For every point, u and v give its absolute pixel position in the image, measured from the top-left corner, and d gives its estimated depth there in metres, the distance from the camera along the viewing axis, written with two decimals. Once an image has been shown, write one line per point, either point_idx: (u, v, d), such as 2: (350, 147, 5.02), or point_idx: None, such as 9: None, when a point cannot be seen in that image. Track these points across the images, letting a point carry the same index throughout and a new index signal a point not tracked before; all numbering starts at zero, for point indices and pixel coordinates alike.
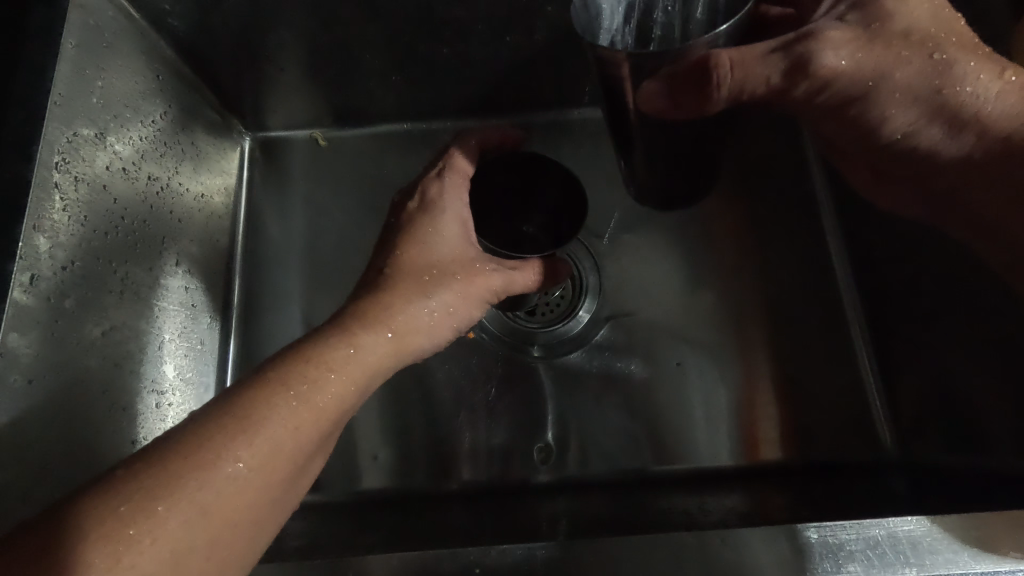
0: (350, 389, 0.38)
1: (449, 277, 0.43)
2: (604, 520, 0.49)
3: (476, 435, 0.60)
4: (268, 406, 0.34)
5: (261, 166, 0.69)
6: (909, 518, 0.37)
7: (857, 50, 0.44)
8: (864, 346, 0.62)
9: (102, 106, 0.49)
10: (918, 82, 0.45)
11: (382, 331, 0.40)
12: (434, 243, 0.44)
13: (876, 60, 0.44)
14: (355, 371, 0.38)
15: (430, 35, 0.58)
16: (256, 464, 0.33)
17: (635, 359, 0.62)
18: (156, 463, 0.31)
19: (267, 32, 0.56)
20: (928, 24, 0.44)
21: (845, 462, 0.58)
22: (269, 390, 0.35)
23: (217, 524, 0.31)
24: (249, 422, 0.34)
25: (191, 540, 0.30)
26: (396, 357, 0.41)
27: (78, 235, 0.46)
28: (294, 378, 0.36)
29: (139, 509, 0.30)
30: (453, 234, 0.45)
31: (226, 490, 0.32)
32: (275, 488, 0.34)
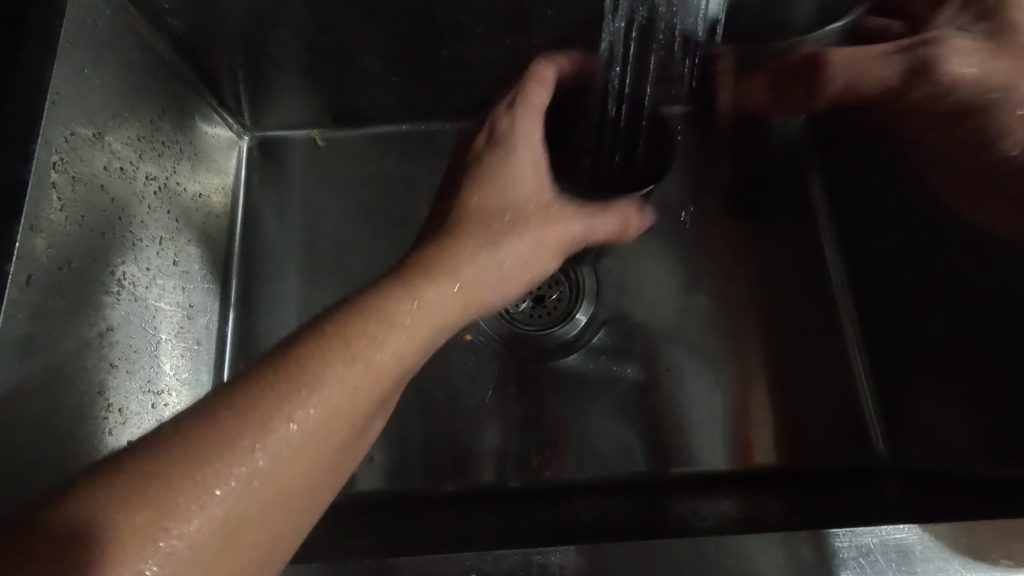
0: (412, 347, 0.38)
1: (522, 223, 0.46)
2: (600, 522, 0.49)
3: (475, 436, 0.60)
4: (327, 363, 0.34)
5: (259, 165, 0.68)
6: (901, 525, 0.37)
7: (983, 61, 0.46)
8: (858, 353, 0.62)
9: (100, 106, 0.49)
10: (999, 74, 0.46)
11: (451, 282, 0.41)
12: (508, 183, 0.47)
13: (1004, 71, 0.46)
14: (422, 323, 0.39)
15: (430, 38, 0.58)
16: (314, 425, 0.32)
17: (632, 362, 0.62)
18: (210, 416, 0.30)
19: (268, 32, 0.56)
20: None
21: (839, 468, 0.58)
22: (333, 341, 0.35)
23: (283, 476, 0.31)
24: (320, 365, 0.33)
25: (263, 491, 0.30)
26: (461, 309, 0.42)
27: (75, 235, 0.46)
28: (367, 321, 0.36)
29: (217, 450, 0.29)
30: (528, 173, 0.48)
31: (283, 452, 0.31)
32: (331, 450, 0.33)
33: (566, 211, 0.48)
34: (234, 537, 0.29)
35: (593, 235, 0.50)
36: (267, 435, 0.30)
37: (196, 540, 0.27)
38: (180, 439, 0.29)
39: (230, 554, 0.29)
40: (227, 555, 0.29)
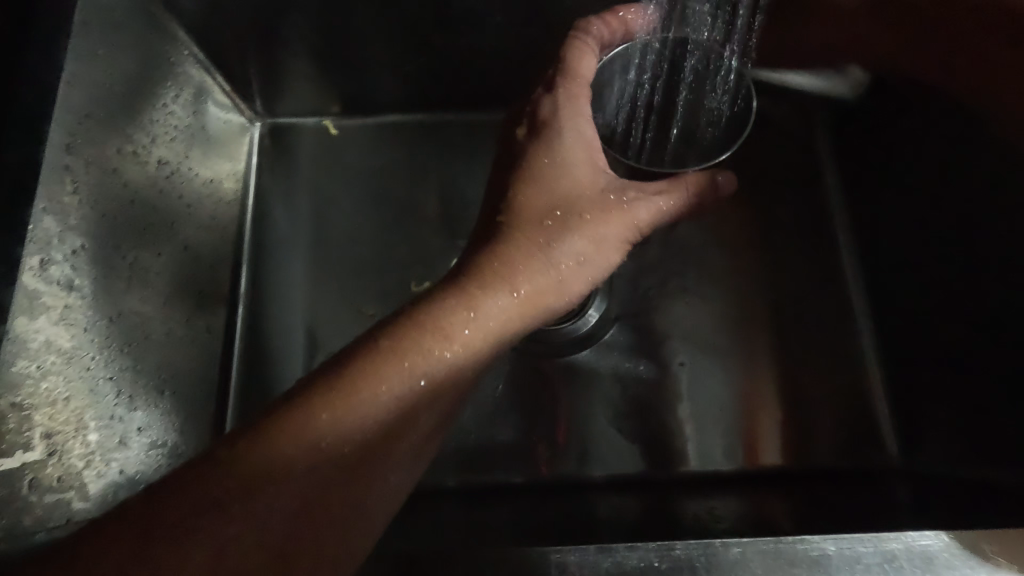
0: (470, 358, 0.39)
1: (575, 219, 0.42)
2: (614, 521, 0.48)
3: (484, 431, 0.59)
4: (384, 380, 0.36)
5: (270, 152, 0.67)
6: (926, 532, 0.36)
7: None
8: (873, 355, 0.61)
9: (113, 88, 0.48)
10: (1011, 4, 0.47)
11: (507, 291, 0.40)
12: (557, 179, 0.43)
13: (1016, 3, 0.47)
14: (478, 337, 0.39)
15: (447, 25, 0.57)
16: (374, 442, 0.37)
17: (644, 359, 0.61)
18: (279, 430, 0.35)
19: (283, 15, 0.56)
20: None
21: (851, 472, 0.58)
22: (383, 365, 0.37)
23: (341, 486, 0.36)
24: (367, 392, 0.36)
25: (325, 497, 0.36)
26: (518, 316, 0.41)
27: (88, 218, 0.46)
28: (415, 346, 0.37)
29: (274, 468, 0.35)
30: (583, 164, 0.43)
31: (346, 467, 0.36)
32: (395, 460, 0.38)
33: (625, 198, 0.44)
34: (313, 537, 0.36)
35: (661, 220, 0.46)
36: (317, 456, 0.35)
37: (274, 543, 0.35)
38: (240, 460, 0.34)
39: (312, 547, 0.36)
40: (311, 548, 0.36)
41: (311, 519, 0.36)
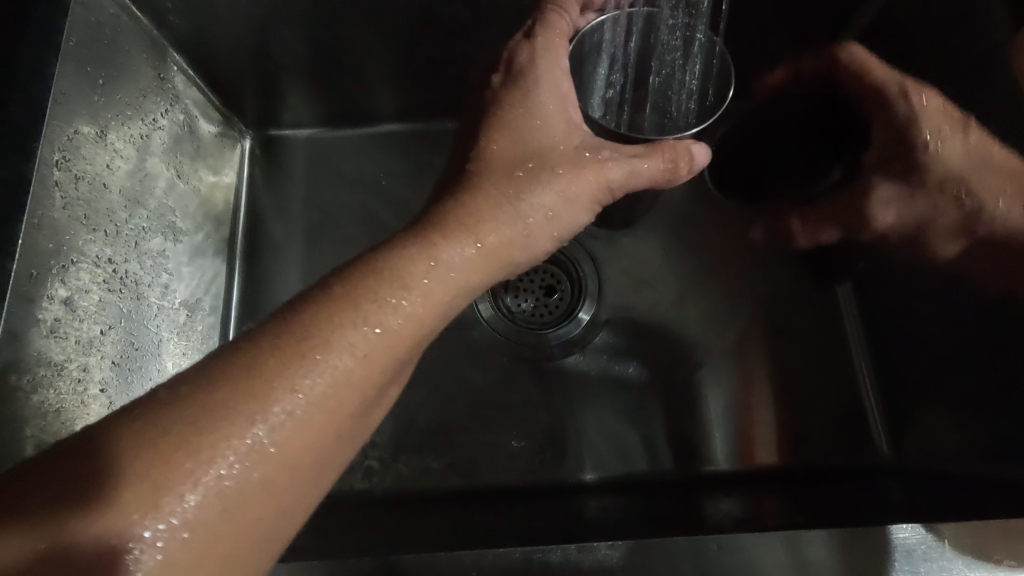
0: (429, 311, 0.36)
1: (548, 170, 0.41)
2: (605, 520, 0.48)
3: (476, 434, 0.60)
4: (334, 327, 0.33)
5: (262, 163, 0.68)
6: (904, 525, 0.37)
7: (901, 206, 0.55)
8: (862, 354, 0.62)
9: (104, 104, 0.49)
10: (916, 213, 0.54)
11: (470, 242, 0.38)
12: (532, 128, 0.42)
13: (918, 210, 0.54)
14: (437, 288, 0.37)
15: (432, 35, 0.58)
16: (314, 397, 0.31)
17: (634, 362, 0.62)
18: (202, 382, 0.30)
19: (272, 29, 0.57)
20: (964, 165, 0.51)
21: (840, 469, 0.58)
22: (337, 308, 0.33)
23: (286, 450, 0.30)
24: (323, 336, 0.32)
25: (259, 467, 0.30)
26: (481, 269, 0.39)
27: (78, 234, 0.46)
28: (372, 290, 0.35)
29: (215, 417, 0.29)
30: (554, 113, 0.43)
31: (281, 424, 0.30)
32: (342, 421, 0.33)
33: (602, 153, 0.42)
34: (231, 517, 0.29)
35: (637, 182, 0.43)
36: (265, 413, 0.30)
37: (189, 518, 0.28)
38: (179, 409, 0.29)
39: (230, 529, 0.29)
40: (228, 529, 0.29)
41: (235, 499, 0.29)
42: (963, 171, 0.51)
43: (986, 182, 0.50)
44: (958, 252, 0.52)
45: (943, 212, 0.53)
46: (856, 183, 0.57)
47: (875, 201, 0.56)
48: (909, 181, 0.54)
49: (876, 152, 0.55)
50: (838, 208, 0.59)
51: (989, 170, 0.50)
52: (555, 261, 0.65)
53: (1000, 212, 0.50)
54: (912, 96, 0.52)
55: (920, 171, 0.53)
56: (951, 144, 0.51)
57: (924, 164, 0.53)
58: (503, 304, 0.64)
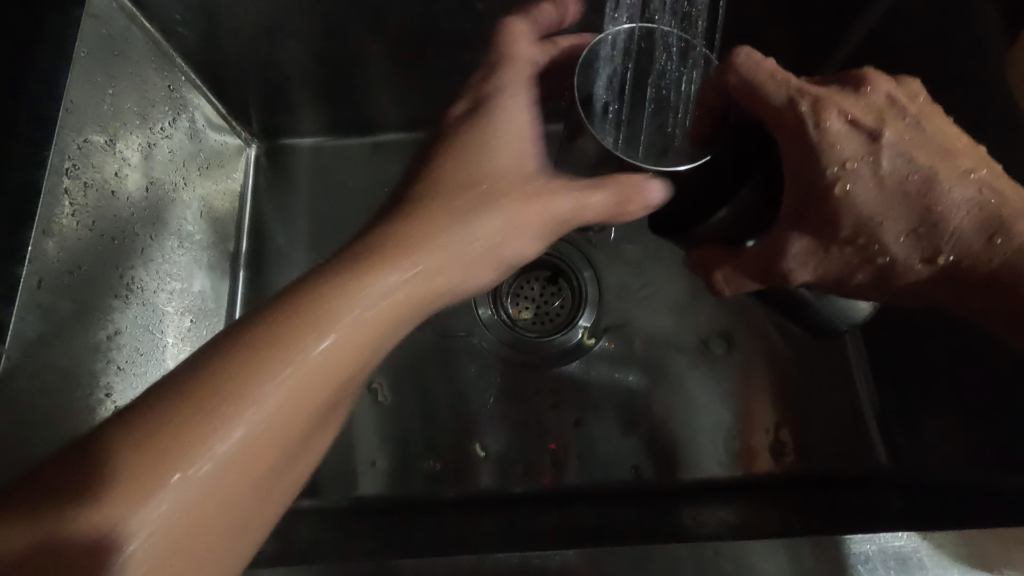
0: (362, 344, 0.32)
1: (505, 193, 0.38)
2: (602, 526, 0.49)
3: (476, 441, 0.60)
4: (247, 380, 0.29)
5: (267, 170, 0.69)
6: (899, 533, 0.37)
7: (819, 263, 0.39)
8: (860, 363, 0.62)
9: (113, 114, 0.50)
10: (834, 265, 0.40)
11: (409, 264, 0.34)
12: (494, 149, 0.40)
13: (836, 266, 0.40)
14: (371, 321, 0.32)
15: (432, 46, 0.59)
16: (238, 452, 0.28)
17: (633, 370, 0.62)
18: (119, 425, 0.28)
19: (277, 40, 0.58)
20: (878, 212, 0.37)
21: (841, 477, 0.58)
22: (250, 357, 0.29)
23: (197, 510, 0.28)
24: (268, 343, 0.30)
25: (213, 478, 0.28)
26: (426, 297, 0.34)
27: (86, 240, 0.47)
28: (331, 294, 0.31)
29: (171, 434, 0.27)
30: (512, 143, 0.41)
31: (188, 493, 0.27)
32: (269, 464, 0.30)
33: (553, 184, 0.40)
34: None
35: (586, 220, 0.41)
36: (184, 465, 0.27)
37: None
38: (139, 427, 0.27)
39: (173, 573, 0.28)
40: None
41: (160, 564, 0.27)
42: (874, 219, 0.38)
43: (891, 231, 0.38)
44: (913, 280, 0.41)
45: (859, 269, 0.40)
46: (765, 241, 0.39)
47: (788, 258, 0.39)
48: (823, 231, 0.38)
49: (789, 198, 0.38)
50: (752, 258, 0.40)
51: (893, 207, 0.38)
52: (558, 270, 0.65)
53: (912, 263, 0.40)
54: (812, 116, 0.36)
55: (832, 222, 0.37)
56: (862, 186, 0.37)
57: (838, 213, 0.37)
58: (503, 311, 0.64)
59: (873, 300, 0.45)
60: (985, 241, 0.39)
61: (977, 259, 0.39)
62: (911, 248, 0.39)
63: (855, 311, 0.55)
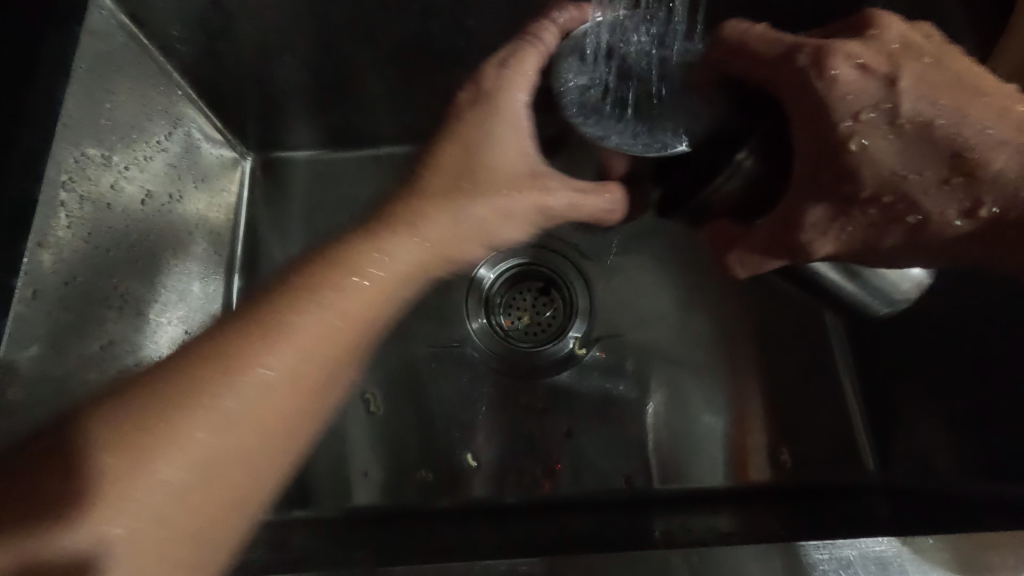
0: (184, 471, 0.40)
1: (279, 325, 0.45)
2: (591, 535, 0.48)
3: (468, 452, 0.60)
4: (190, 430, 0.41)
5: (263, 184, 0.69)
6: (880, 538, 0.37)
7: (842, 229, 0.40)
8: (849, 373, 0.63)
9: (109, 127, 0.51)
10: (858, 233, 0.41)
11: (253, 371, 0.43)
12: (282, 333, 0.45)
13: (863, 234, 0.41)
14: (190, 458, 0.40)
15: (425, 60, 0.60)
16: (175, 474, 0.40)
17: (624, 380, 0.63)
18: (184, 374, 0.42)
19: (273, 55, 0.58)
20: (897, 168, 0.38)
21: (830, 486, 0.59)
22: (171, 415, 0.41)
23: (190, 483, 0.41)
24: (458, 182, 0.51)
25: (370, 296, 0.49)
26: (242, 433, 0.43)
27: (82, 251, 0.48)
28: (433, 212, 0.50)
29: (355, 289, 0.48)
30: (400, 255, 0.50)
31: (207, 449, 0.41)
32: (220, 504, 0.42)
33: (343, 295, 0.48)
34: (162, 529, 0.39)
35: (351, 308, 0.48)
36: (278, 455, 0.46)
37: (181, 480, 0.40)
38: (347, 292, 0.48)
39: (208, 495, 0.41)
40: (190, 509, 0.40)
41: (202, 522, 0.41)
42: (897, 174, 0.38)
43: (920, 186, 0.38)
44: (956, 234, 0.40)
45: (888, 228, 0.40)
46: (778, 213, 0.41)
47: (807, 228, 0.40)
48: (842, 192, 0.38)
49: (801, 162, 0.39)
50: (771, 230, 0.42)
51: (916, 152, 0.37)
52: (548, 280, 0.67)
53: (948, 217, 0.39)
54: (815, 68, 0.37)
55: (850, 179, 0.38)
56: (877, 144, 0.37)
57: (856, 168, 0.38)
58: (495, 321, 0.65)
59: (911, 260, 0.44)
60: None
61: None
62: (944, 202, 0.38)
63: (898, 291, 0.53)
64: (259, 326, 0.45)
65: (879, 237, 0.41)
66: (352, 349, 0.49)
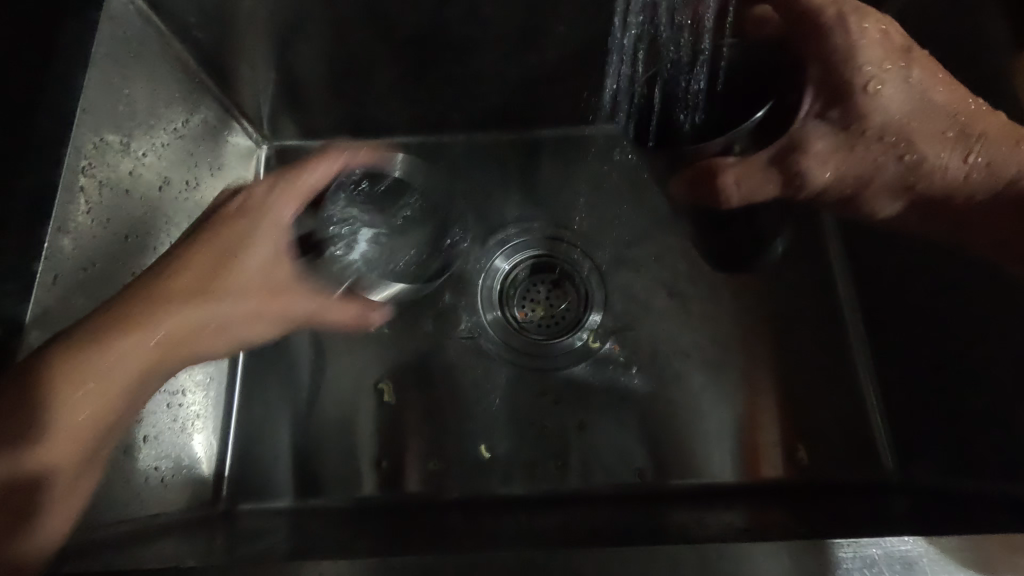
0: (60, 447, 0.39)
1: (171, 296, 0.43)
2: (604, 527, 0.48)
3: (480, 443, 0.60)
4: (57, 396, 0.39)
5: (277, 172, 0.69)
6: (906, 538, 0.37)
7: (841, 162, 0.49)
8: (866, 370, 0.62)
9: (127, 114, 0.51)
10: (853, 169, 0.49)
11: (140, 341, 0.42)
12: (177, 313, 0.43)
13: (859, 167, 0.49)
14: (67, 431, 0.39)
15: (442, 48, 0.59)
16: (52, 443, 0.39)
17: (638, 373, 0.62)
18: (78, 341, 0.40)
19: (290, 43, 0.58)
20: (902, 114, 0.47)
21: (845, 483, 0.58)
22: (53, 386, 0.39)
23: (55, 456, 0.39)
24: (216, 264, 0.45)
25: (256, 265, 0.47)
26: (109, 406, 0.41)
27: (101, 238, 0.48)
28: (232, 239, 0.46)
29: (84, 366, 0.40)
30: (268, 249, 0.48)
31: (78, 417, 0.40)
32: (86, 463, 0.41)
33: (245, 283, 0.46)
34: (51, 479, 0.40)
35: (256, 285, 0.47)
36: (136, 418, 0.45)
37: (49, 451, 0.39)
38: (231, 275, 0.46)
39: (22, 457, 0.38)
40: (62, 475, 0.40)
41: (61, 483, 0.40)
42: (904, 119, 0.47)
43: (923, 135, 0.48)
44: (954, 177, 0.49)
45: (887, 166, 0.49)
46: (787, 137, 0.49)
47: (812, 155, 0.49)
48: (853, 124, 0.48)
49: (818, 91, 0.48)
50: (770, 154, 0.50)
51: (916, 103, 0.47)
52: (563, 272, 0.66)
53: (950, 162, 0.48)
54: (841, 27, 0.48)
55: (865, 115, 0.47)
56: (891, 90, 0.47)
57: (873, 106, 0.47)
58: (509, 312, 0.65)
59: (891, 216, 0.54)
60: (1012, 145, 0.47)
61: (1007, 163, 0.47)
62: (944, 149, 0.48)
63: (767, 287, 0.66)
64: (140, 306, 0.43)
65: (859, 183, 0.50)
66: (111, 427, 0.43)
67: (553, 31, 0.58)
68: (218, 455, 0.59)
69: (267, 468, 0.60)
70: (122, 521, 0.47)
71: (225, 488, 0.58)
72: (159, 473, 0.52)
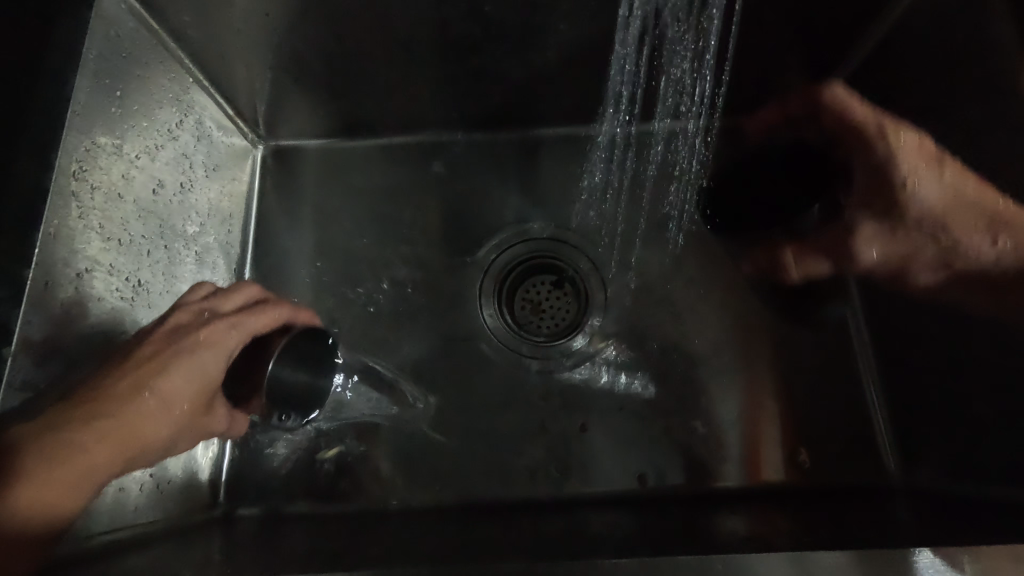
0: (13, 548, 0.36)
1: (127, 396, 0.41)
2: (606, 534, 0.48)
3: (479, 445, 0.60)
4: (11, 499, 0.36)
5: (274, 173, 0.69)
6: (914, 549, 0.36)
7: (882, 245, 0.56)
8: (868, 370, 0.61)
9: (120, 115, 0.50)
10: (899, 251, 0.55)
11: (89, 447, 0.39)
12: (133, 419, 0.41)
13: (901, 248, 0.55)
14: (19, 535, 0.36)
15: (440, 46, 0.58)
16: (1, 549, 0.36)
17: (638, 376, 0.62)
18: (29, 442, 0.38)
19: (287, 43, 0.57)
20: (936, 207, 0.52)
21: (846, 485, 0.58)
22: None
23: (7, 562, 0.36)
24: (182, 376, 0.43)
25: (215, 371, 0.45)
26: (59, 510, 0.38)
27: (94, 242, 0.48)
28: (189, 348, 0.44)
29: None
30: (213, 362, 0.45)
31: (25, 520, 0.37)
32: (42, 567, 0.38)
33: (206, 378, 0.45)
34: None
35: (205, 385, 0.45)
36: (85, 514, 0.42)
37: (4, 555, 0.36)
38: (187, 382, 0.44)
39: None
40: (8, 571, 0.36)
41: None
42: (936, 209, 0.52)
43: (954, 224, 0.51)
44: (990, 252, 0.50)
45: (923, 249, 0.53)
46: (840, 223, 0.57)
47: (859, 238, 0.57)
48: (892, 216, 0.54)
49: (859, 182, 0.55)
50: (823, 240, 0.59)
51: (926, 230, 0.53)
52: (564, 274, 0.66)
53: (981, 247, 0.50)
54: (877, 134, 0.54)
55: (899, 209, 0.54)
56: (925, 186, 0.52)
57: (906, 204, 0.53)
58: (508, 316, 0.64)
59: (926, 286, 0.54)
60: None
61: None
62: (976, 234, 0.50)
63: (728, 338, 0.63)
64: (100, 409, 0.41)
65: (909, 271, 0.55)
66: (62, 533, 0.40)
67: (553, 31, 0.57)
68: (215, 458, 0.58)
69: (263, 473, 0.59)
70: (115, 529, 0.46)
71: (222, 494, 0.58)
72: (156, 479, 0.52)
